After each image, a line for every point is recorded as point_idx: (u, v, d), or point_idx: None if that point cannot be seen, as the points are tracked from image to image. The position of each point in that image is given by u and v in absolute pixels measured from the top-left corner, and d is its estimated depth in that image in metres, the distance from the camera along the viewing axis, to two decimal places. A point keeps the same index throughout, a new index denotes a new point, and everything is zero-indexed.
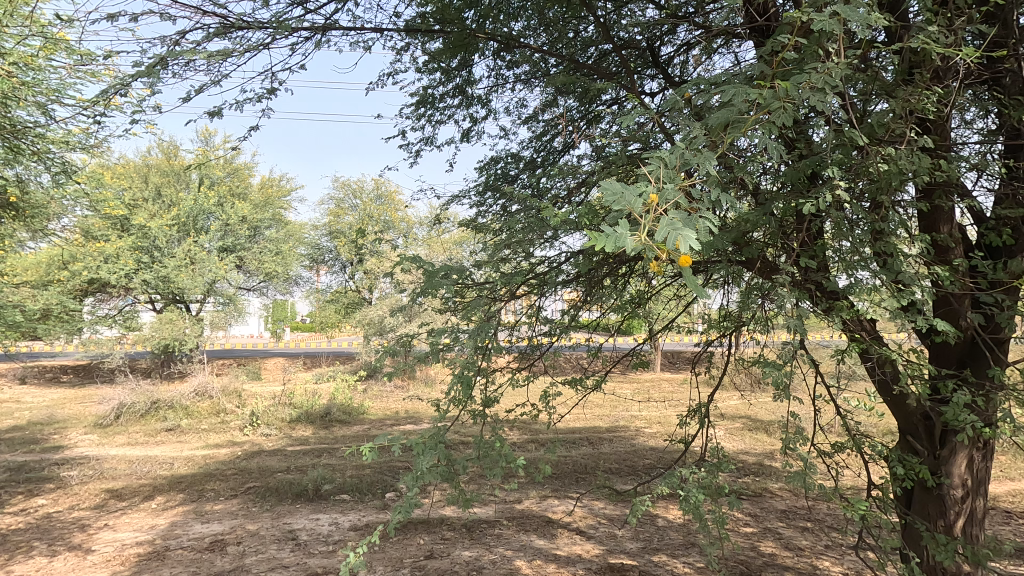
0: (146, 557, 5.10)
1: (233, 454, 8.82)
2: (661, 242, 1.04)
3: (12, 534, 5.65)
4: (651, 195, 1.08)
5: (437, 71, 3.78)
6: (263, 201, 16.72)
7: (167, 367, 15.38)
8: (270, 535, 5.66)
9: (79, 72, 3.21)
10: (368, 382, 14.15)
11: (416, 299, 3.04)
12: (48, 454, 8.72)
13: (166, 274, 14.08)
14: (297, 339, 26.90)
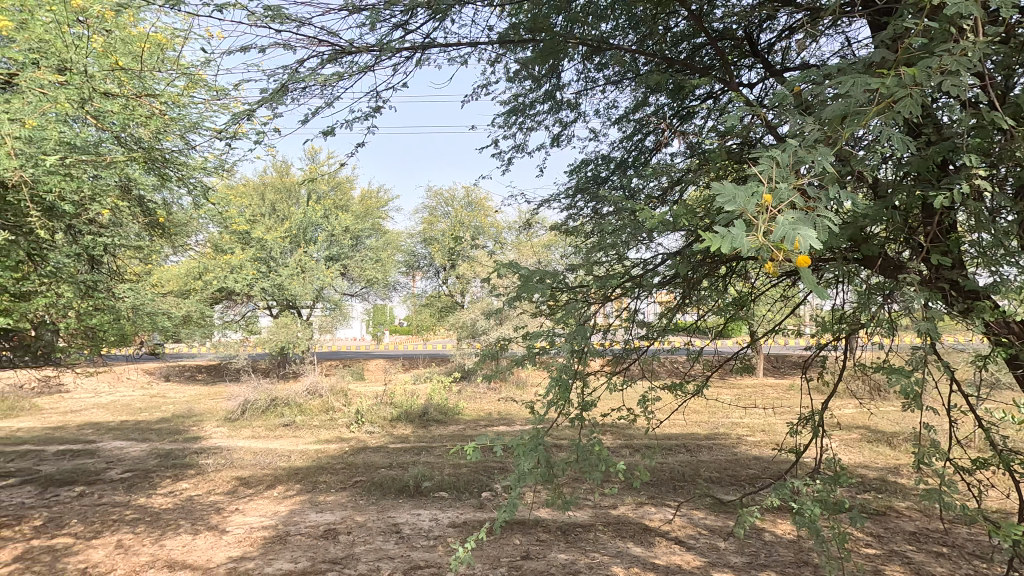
0: (271, 541, 5.62)
1: (341, 449, 9.48)
2: (778, 244, 1.01)
3: (163, 513, 6.46)
4: (764, 196, 1.06)
5: (528, 79, 3.86)
6: (363, 212, 17.80)
7: (283, 367, 16.85)
8: (376, 527, 6.02)
9: (215, 105, 3.63)
10: (462, 384, 14.60)
11: (512, 303, 3.13)
12: (189, 444, 9.86)
13: (281, 282, 15.41)
14: (395, 341, 28.29)
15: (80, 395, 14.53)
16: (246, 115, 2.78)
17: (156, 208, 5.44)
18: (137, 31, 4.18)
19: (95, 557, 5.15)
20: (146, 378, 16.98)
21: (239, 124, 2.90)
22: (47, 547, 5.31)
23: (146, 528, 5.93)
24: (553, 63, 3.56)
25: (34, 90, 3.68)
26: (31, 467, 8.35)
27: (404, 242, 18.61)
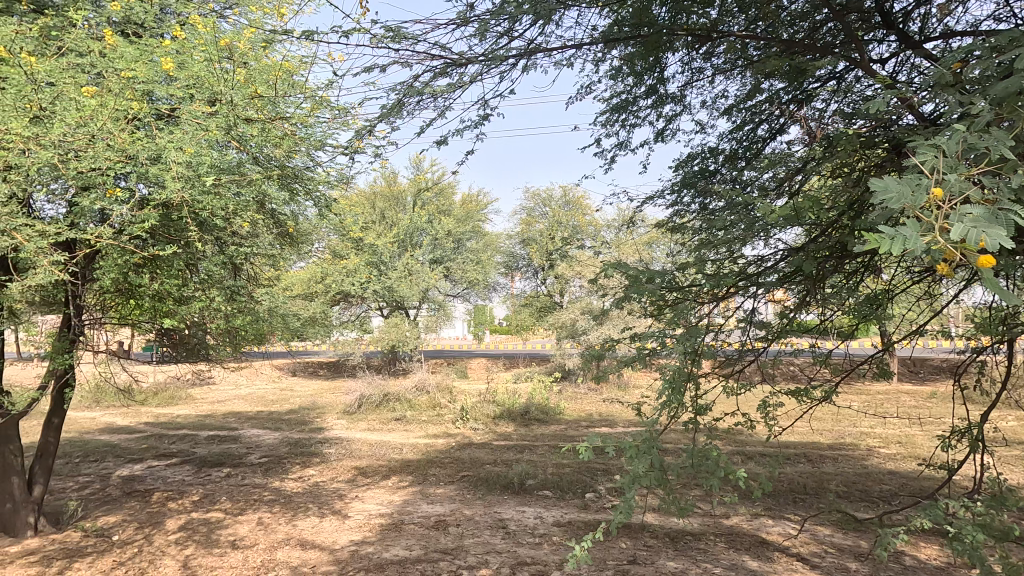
0: (388, 527, 6.00)
1: (448, 444, 9.87)
2: (955, 244, 0.94)
3: (295, 496, 7.11)
4: (936, 190, 1.00)
5: (630, 75, 3.79)
6: (464, 215, 18.40)
7: (394, 365, 17.88)
8: (483, 521, 6.20)
9: (339, 123, 3.96)
10: (563, 384, 14.60)
11: (620, 305, 3.09)
12: (314, 434, 10.78)
13: (390, 284, 16.37)
14: (496, 341, 28.92)
15: (224, 387, 16.42)
16: (368, 131, 2.99)
17: (286, 219, 6.01)
18: (269, 61, 4.65)
19: (241, 531, 5.79)
20: (277, 373, 18.81)
21: (361, 140, 3.12)
22: (203, 520, 6.06)
23: (281, 509, 6.57)
24: (656, 57, 3.47)
25: (191, 121, 4.21)
26: (188, 449, 9.58)
27: (503, 243, 18.96)
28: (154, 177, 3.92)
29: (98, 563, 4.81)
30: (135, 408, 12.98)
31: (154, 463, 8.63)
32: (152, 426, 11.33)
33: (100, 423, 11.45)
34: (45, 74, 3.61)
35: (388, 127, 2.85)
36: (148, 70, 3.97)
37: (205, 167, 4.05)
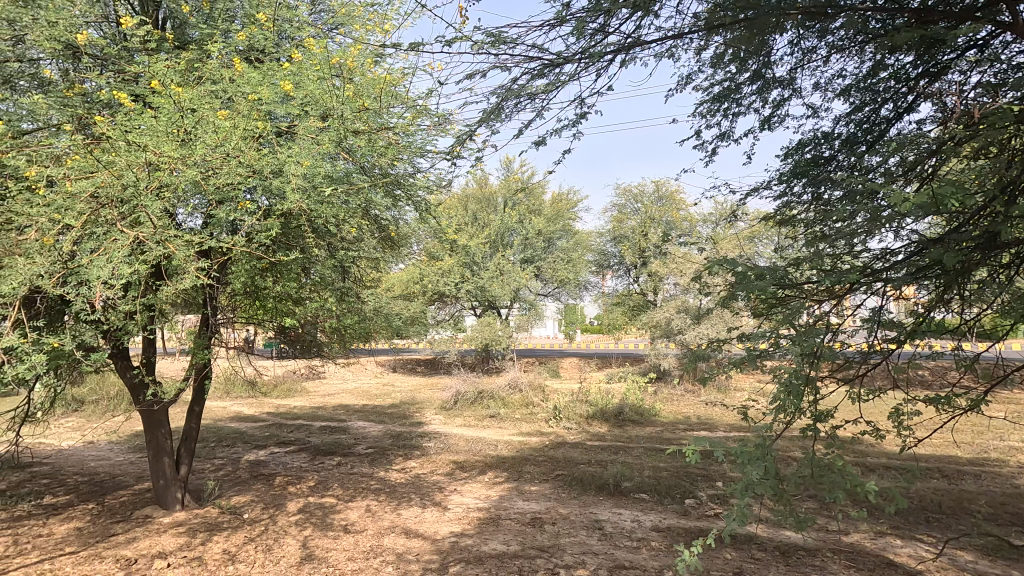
0: (486, 522, 6.15)
1: (542, 442, 9.93)
2: None
3: (399, 486, 7.50)
4: None
5: (734, 61, 3.59)
6: (554, 214, 18.44)
7: (487, 363, 18.30)
8: (579, 521, 6.17)
9: (439, 130, 4.12)
10: (658, 385, 14.17)
11: (726, 304, 2.94)
12: (414, 428, 11.31)
13: (483, 284, 16.77)
14: (587, 340, 28.68)
15: (333, 382, 17.67)
16: (468, 136, 3.09)
17: (389, 224, 6.35)
18: (373, 75, 4.94)
19: (352, 517, 6.20)
20: (379, 369, 19.93)
21: (461, 145, 3.23)
22: (319, 504, 6.56)
23: (387, 498, 6.96)
24: (763, 39, 3.26)
25: (306, 137, 4.56)
26: (304, 438, 10.42)
27: (594, 242, 18.73)
28: (276, 189, 4.30)
29: (232, 537, 5.36)
30: (258, 399, 14.33)
31: (275, 449, 9.47)
32: (273, 416, 12.46)
33: (230, 411, 12.76)
34: (187, 102, 4.08)
35: (487, 131, 2.92)
36: (270, 92, 4.35)
37: (319, 178, 4.38)
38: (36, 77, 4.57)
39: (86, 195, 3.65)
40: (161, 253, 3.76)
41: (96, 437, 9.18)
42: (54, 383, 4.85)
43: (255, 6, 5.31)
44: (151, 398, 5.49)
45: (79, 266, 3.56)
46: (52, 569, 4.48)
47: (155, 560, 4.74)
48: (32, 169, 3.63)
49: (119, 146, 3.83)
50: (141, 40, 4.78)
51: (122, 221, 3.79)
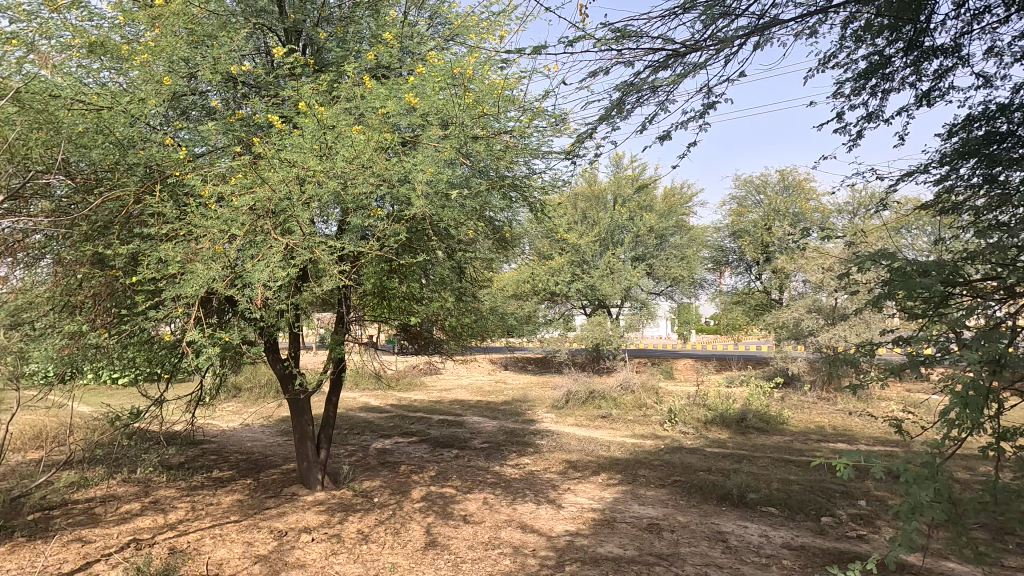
0: (601, 523, 6.08)
1: (657, 446, 9.62)
2: None
3: (514, 481, 7.67)
4: None
5: (885, 32, 3.22)
6: (667, 210, 17.76)
7: (598, 363, 18.13)
8: (700, 531, 5.89)
9: (557, 131, 4.16)
10: (785, 390, 13.15)
11: (879, 303, 2.63)
12: (527, 425, 11.50)
13: (593, 283, 16.61)
14: (702, 340, 27.33)
15: (449, 378, 18.50)
16: (587, 136, 3.08)
17: (502, 225, 6.51)
18: (490, 82, 5.09)
19: (471, 508, 6.44)
20: (491, 367, 20.52)
21: (579, 145, 3.24)
22: (440, 494, 6.90)
23: (503, 492, 7.15)
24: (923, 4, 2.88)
25: (430, 144, 4.82)
26: (424, 430, 11.02)
27: (711, 237, 17.79)
28: (403, 196, 4.59)
29: (365, 519, 5.81)
30: (383, 391, 15.41)
31: (399, 439, 10.12)
32: (396, 408, 13.33)
33: (359, 402, 13.86)
34: (328, 120, 4.48)
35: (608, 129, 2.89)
36: (397, 105, 4.66)
37: (442, 184, 4.60)
38: (206, 107, 5.28)
39: (247, 208, 4.17)
40: (307, 258, 4.20)
41: (251, 420, 10.42)
42: (221, 372, 5.57)
43: (382, 27, 5.71)
44: (297, 388, 6.10)
45: (243, 270, 4.09)
46: (221, 533, 5.15)
47: (302, 534, 5.28)
48: (208, 188, 4.21)
49: (273, 163, 4.32)
50: (288, 67, 5.35)
51: (276, 230, 4.30)
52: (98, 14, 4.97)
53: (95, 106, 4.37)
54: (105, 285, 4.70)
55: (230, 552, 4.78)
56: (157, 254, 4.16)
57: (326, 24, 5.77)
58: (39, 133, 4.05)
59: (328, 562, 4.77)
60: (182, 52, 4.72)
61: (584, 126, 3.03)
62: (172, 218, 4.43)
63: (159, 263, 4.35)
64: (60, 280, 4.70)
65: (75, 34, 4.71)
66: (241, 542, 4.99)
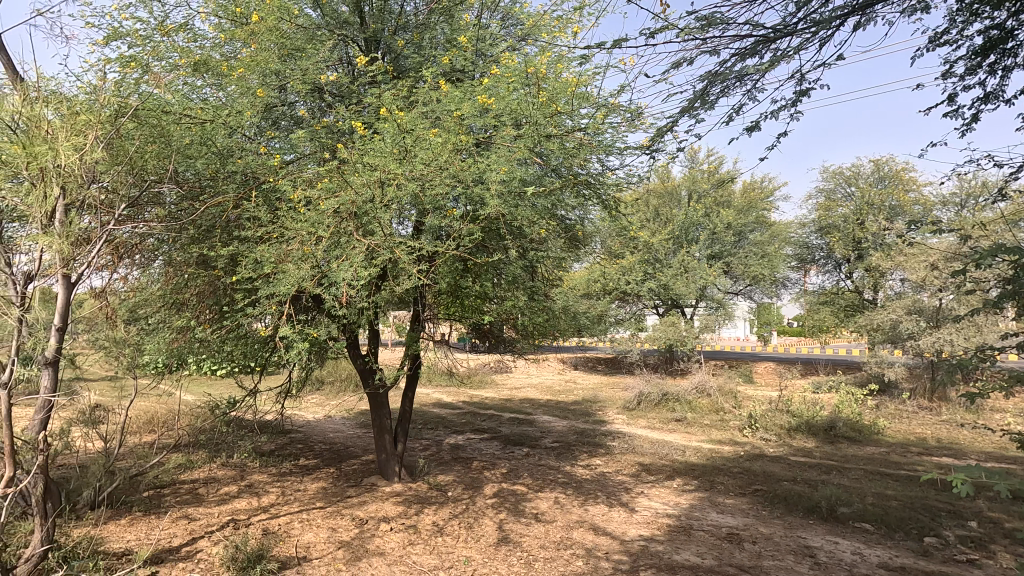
0: (677, 530, 5.89)
1: (737, 452, 9.19)
2: None
3: (585, 482, 7.60)
4: None
5: (1008, 2, 2.90)
6: (746, 206, 16.93)
7: (671, 364, 17.61)
8: (785, 544, 5.56)
9: (633, 126, 4.09)
10: (880, 398, 12.09)
11: (1001, 304, 2.36)
12: (598, 426, 11.34)
13: (666, 282, 16.13)
14: (785, 343, 25.74)
15: (518, 376, 18.61)
16: (667, 130, 3.01)
17: (574, 224, 6.46)
18: (563, 80, 5.07)
19: (542, 506, 6.45)
20: (561, 366, 20.43)
21: (658, 140, 3.16)
22: (511, 491, 6.96)
23: (574, 492, 7.09)
24: None
25: (503, 145, 4.86)
26: (495, 427, 11.14)
27: (794, 233, 16.66)
28: (477, 196, 4.66)
29: (440, 512, 5.96)
30: (455, 388, 15.74)
31: (471, 436, 10.30)
32: (468, 404, 13.59)
33: (432, 398, 14.23)
34: (407, 124, 4.63)
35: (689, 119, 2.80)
36: (472, 107, 4.72)
37: (516, 183, 4.63)
38: (295, 117, 5.60)
39: (332, 211, 4.39)
40: (388, 258, 4.37)
41: (333, 413, 10.96)
42: (308, 366, 5.90)
43: (456, 32, 5.82)
44: (376, 383, 6.35)
45: (329, 270, 4.31)
46: (308, 518, 5.46)
47: (381, 523, 5.49)
48: (297, 193, 4.47)
49: (356, 168, 4.52)
50: (368, 76, 5.58)
51: (359, 232, 4.49)
52: (202, 35, 5.40)
53: (200, 120, 4.76)
54: (208, 284, 5.11)
55: (316, 537, 5.05)
56: (254, 255, 4.47)
57: (403, 32, 5.96)
58: (153, 147, 4.47)
59: (405, 551, 4.93)
60: (274, 66, 5.04)
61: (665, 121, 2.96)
62: (265, 221, 4.75)
63: (254, 263, 4.67)
64: (170, 279, 5.16)
65: (182, 54, 5.14)
66: (325, 528, 5.26)
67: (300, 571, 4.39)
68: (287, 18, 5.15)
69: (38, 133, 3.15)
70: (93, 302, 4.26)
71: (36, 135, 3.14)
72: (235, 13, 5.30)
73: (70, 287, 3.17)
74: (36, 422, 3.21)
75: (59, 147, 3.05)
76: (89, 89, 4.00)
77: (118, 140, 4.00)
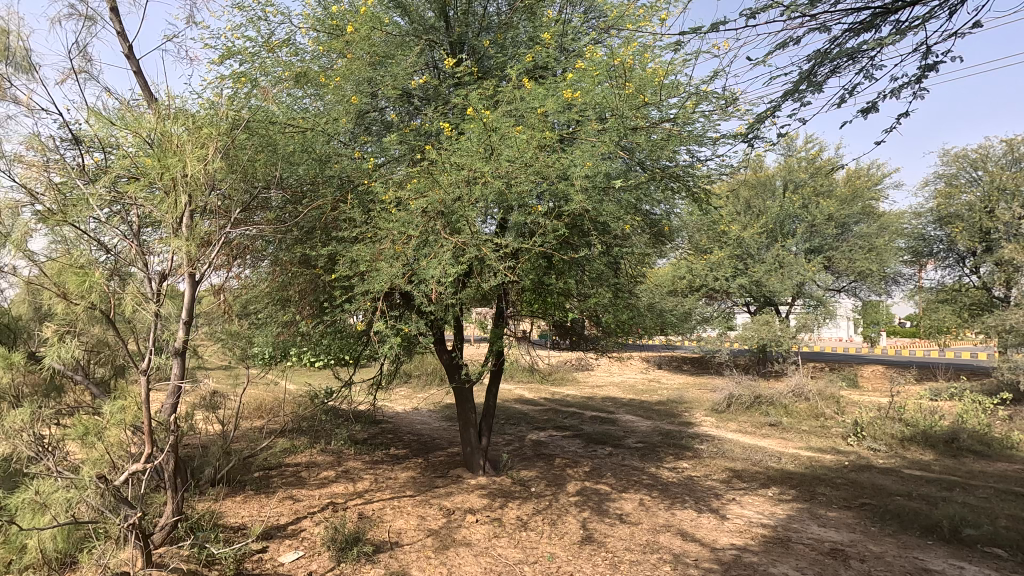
0: (773, 541, 5.56)
1: (840, 462, 8.52)
2: None
3: (671, 485, 7.35)
4: None
5: None
6: (850, 195, 15.61)
7: (764, 365, 16.66)
8: (899, 564, 5.09)
9: (727, 114, 3.93)
10: (1014, 408, 10.69)
11: None
12: (684, 427, 10.94)
13: (758, 278, 15.24)
14: (897, 345, 23.45)
15: (600, 374, 18.35)
16: (766, 117, 2.93)
17: (660, 219, 6.24)
18: (650, 70, 4.95)
19: (627, 507, 6.32)
20: (644, 365, 19.92)
21: (757, 128, 3.08)
22: (595, 490, 6.87)
23: (660, 495, 6.89)
24: None
25: (587, 140, 4.81)
26: (578, 425, 11.06)
27: (908, 224, 15.02)
28: (562, 192, 4.64)
29: (523, 507, 6.01)
30: (537, 385, 15.82)
31: (554, 432, 10.29)
32: (549, 401, 13.61)
33: (514, 394, 14.38)
34: (493, 123, 4.70)
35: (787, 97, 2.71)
36: (555, 103, 4.69)
37: (601, 177, 4.57)
38: (385, 122, 5.85)
39: (421, 211, 4.54)
40: (474, 255, 4.46)
41: (420, 405, 11.38)
42: (398, 360, 6.15)
43: (538, 29, 5.82)
44: (462, 378, 6.49)
45: (418, 267, 4.47)
46: (399, 505, 5.72)
47: (467, 514, 5.63)
48: (390, 194, 4.67)
49: (444, 168, 4.65)
50: (455, 78, 5.72)
51: (446, 231, 4.63)
52: (303, 49, 5.78)
53: (302, 129, 5.10)
54: (309, 282, 5.47)
55: (406, 523, 5.27)
56: (350, 255, 4.74)
57: (487, 32, 6.06)
58: (262, 155, 4.83)
59: (491, 543, 5.02)
60: (367, 73, 5.29)
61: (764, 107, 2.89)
62: (359, 222, 5.00)
63: (350, 262, 4.93)
64: (276, 278, 5.55)
65: (286, 69, 5.52)
66: (415, 516, 5.48)
67: (393, 555, 4.60)
68: (378, 27, 5.38)
69: (169, 147, 3.52)
70: (213, 299, 4.71)
71: (168, 148, 3.52)
72: (332, 27, 5.62)
73: (194, 284, 3.52)
74: (168, 406, 3.59)
75: (187, 158, 3.38)
76: (208, 106, 4.40)
77: (233, 151, 4.37)
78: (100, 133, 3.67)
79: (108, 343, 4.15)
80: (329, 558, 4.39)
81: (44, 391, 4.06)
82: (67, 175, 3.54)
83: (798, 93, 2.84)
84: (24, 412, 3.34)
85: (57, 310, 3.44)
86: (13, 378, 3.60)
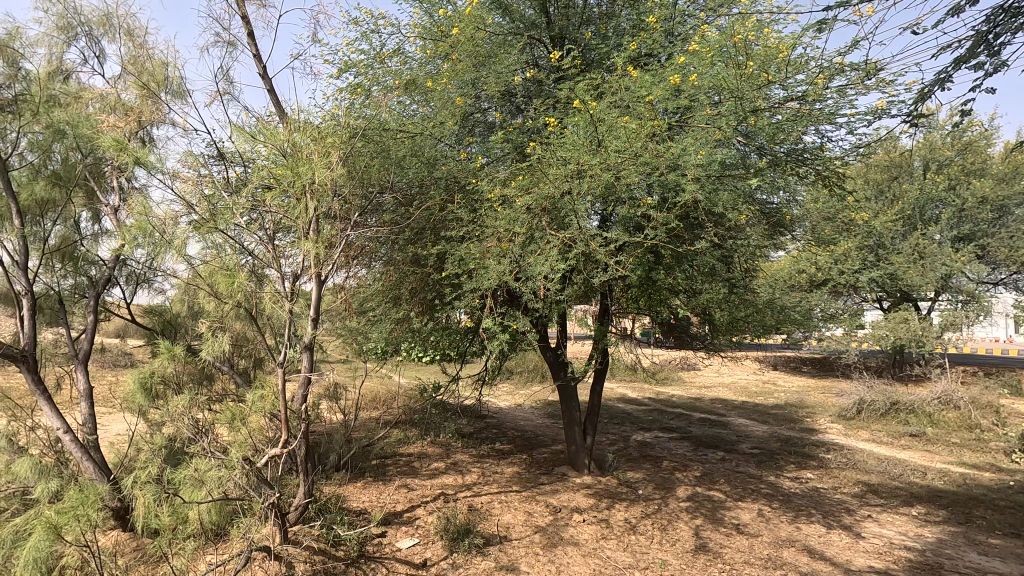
0: (920, 567, 4.92)
1: (1003, 482, 7.36)
2: None
3: (794, 496, 6.76)
4: None
5: None
6: (1009, 172, 13.38)
7: (901, 369, 14.90)
8: None
9: (871, 87, 3.61)
10: None
11: None
12: (807, 435, 10.04)
13: (893, 271, 13.65)
14: None
15: (708, 374, 17.45)
16: (931, 92, 2.74)
17: (779, 208, 5.73)
18: (769, 45, 4.59)
19: (744, 517, 5.90)
20: (757, 365, 18.62)
21: (919, 103, 2.87)
22: (707, 496, 6.49)
23: (781, 506, 6.37)
24: None
25: (700, 126, 4.56)
26: (685, 427, 10.56)
27: None
28: (673, 183, 4.41)
29: (631, 509, 5.83)
30: (640, 383, 15.39)
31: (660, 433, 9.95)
32: (654, 401, 13.15)
33: (617, 393, 14.09)
34: (600, 113, 4.59)
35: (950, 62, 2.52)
36: (665, 89, 4.48)
37: (717, 165, 4.30)
38: (488, 122, 5.95)
39: (527, 208, 4.56)
40: (582, 250, 4.39)
41: (523, 402, 11.49)
42: (503, 357, 6.22)
43: (642, 15, 5.59)
44: (567, 376, 6.42)
45: (525, 264, 4.46)
46: (506, 500, 5.79)
47: (573, 513, 5.56)
48: (496, 192, 4.71)
49: (550, 163, 4.62)
50: (557, 73, 5.69)
51: (553, 226, 4.59)
52: (411, 57, 6.02)
53: (411, 133, 5.32)
54: (420, 281, 5.70)
55: (514, 518, 5.32)
56: (459, 253, 4.85)
57: (588, 25, 5.95)
58: (376, 161, 5.08)
59: (599, 545, 4.92)
60: (471, 74, 5.41)
61: (930, 81, 2.71)
62: (466, 221, 5.11)
63: (458, 260, 5.05)
64: (389, 277, 5.80)
65: (396, 77, 5.76)
66: (522, 511, 5.52)
67: (502, 548, 4.66)
68: (481, 29, 5.46)
69: (299, 157, 3.80)
70: (335, 298, 5.05)
71: (297, 158, 3.81)
72: (438, 33, 5.78)
73: (320, 284, 3.77)
74: (299, 396, 3.88)
75: (315, 165, 3.64)
76: (330, 117, 4.71)
77: (352, 158, 4.65)
78: (241, 147, 4.06)
79: (249, 338, 4.59)
80: (442, 547, 4.55)
81: (199, 379, 4.59)
82: (216, 187, 3.96)
83: (972, 59, 2.62)
84: (184, 399, 3.79)
85: (210, 308, 3.88)
86: (176, 367, 4.09)
